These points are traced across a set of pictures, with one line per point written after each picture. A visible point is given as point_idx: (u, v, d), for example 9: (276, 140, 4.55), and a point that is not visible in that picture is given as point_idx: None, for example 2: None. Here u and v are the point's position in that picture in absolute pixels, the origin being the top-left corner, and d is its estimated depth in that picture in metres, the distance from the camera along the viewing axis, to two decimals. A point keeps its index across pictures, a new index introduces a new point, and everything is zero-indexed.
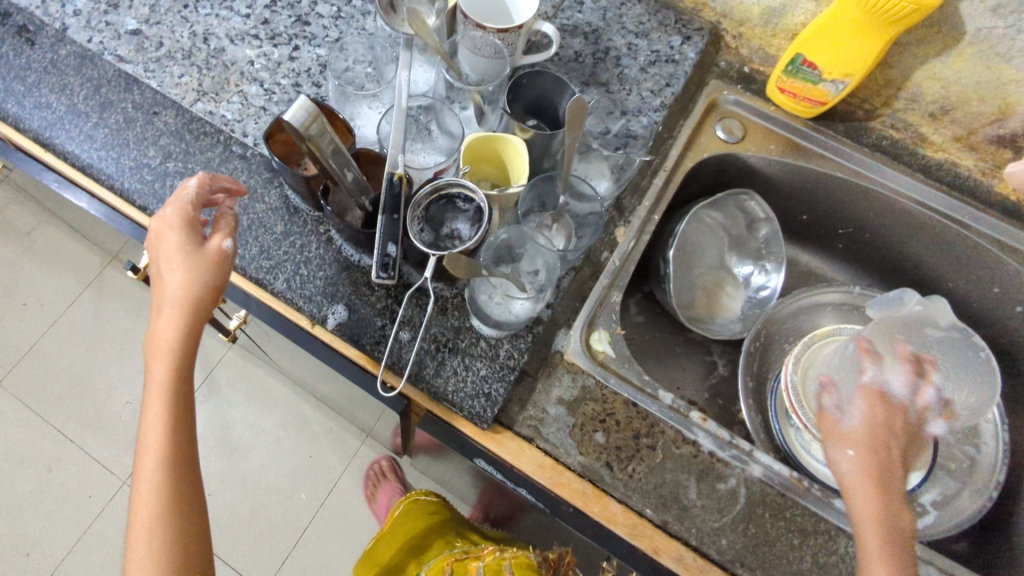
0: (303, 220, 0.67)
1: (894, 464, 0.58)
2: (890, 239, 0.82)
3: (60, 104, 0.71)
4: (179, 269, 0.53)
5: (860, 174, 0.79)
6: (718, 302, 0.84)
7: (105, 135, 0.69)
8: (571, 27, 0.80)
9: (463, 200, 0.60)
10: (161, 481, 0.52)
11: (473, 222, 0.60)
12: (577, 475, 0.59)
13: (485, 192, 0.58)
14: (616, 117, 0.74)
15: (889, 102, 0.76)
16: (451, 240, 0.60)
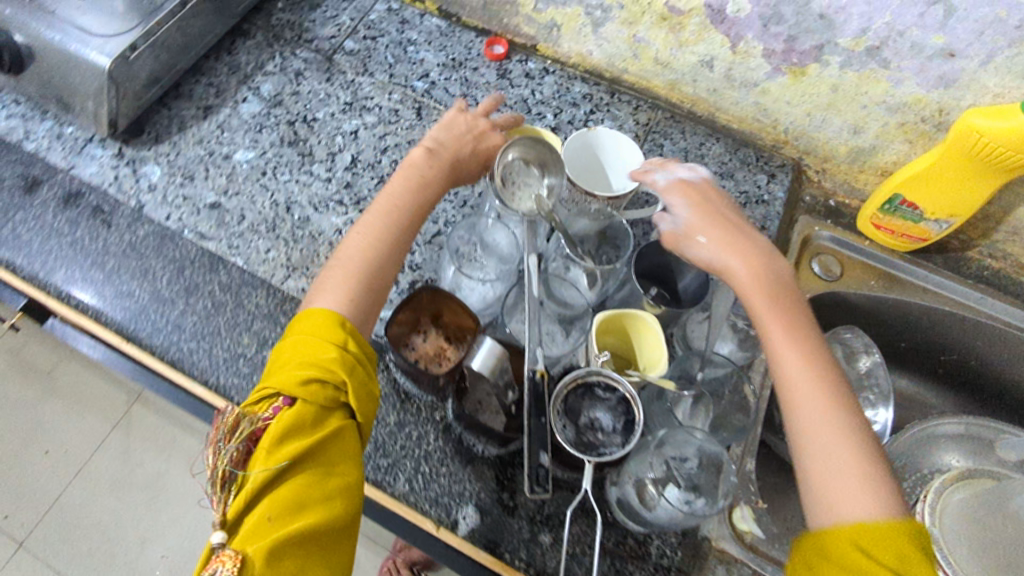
0: (416, 407, 0.63)
1: (821, 356, 0.51)
2: (998, 368, 0.80)
3: (143, 292, 0.66)
4: (445, 126, 0.66)
5: (968, 306, 0.78)
6: None
7: (195, 323, 0.65)
8: None
9: (602, 387, 0.56)
10: (374, 249, 0.57)
11: (614, 411, 0.56)
12: None
13: (631, 383, 0.55)
14: None
15: (987, 234, 0.77)
16: (593, 432, 0.55)
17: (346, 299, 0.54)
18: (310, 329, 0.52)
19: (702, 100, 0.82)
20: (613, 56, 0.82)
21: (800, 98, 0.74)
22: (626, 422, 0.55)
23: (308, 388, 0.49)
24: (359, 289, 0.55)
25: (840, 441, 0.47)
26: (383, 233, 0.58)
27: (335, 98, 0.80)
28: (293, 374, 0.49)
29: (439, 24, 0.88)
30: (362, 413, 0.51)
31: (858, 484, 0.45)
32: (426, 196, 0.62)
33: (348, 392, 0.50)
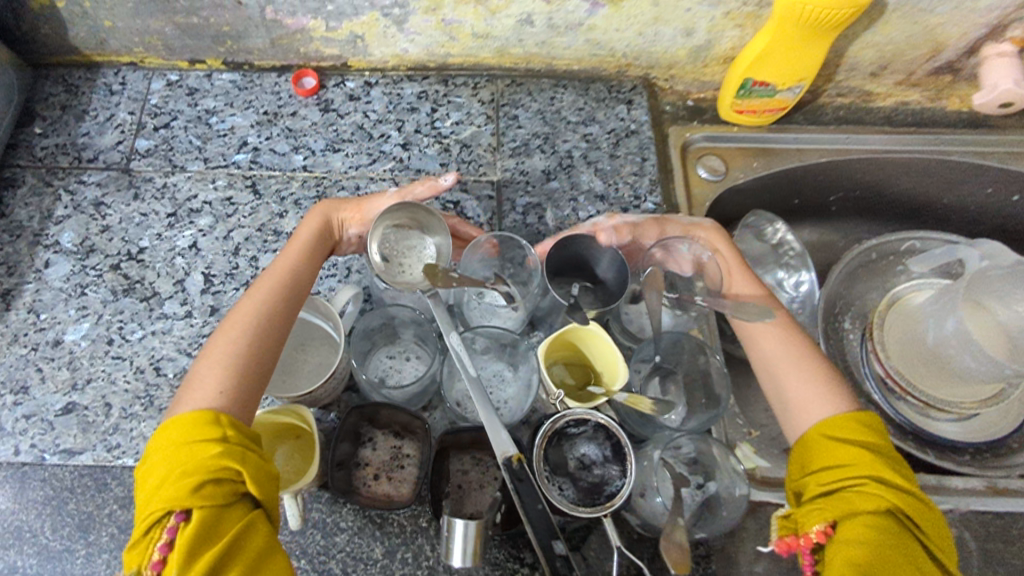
0: (398, 524, 0.58)
1: (733, 270, 0.63)
2: (876, 185, 0.84)
3: (27, 558, 0.54)
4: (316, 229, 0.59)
5: (834, 149, 0.81)
6: None
7: (109, 564, 0.54)
8: (522, 146, 0.77)
9: (573, 426, 0.54)
10: (259, 323, 0.50)
11: (598, 442, 0.54)
12: None
13: (604, 413, 0.52)
14: (620, 217, 0.72)
15: (830, 78, 0.80)
16: (588, 470, 0.54)
17: (226, 389, 0.46)
18: (181, 427, 0.43)
19: (536, 56, 0.78)
20: (430, 46, 0.77)
21: (627, 22, 0.72)
22: (616, 445, 0.53)
23: (200, 493, 0.40)
24: (234, 346, 0.48)
25: (791, 346, 0.57)
26: (248, 329, 0.49)
27: (154, 215, 0.70)
28: (178, 485, 0.40)
29: (233, 77, 0.80)
30: (264, 492, 0.42)
31: (799, 368, 0.56)
32: (311, 266, 0.56)
33: (247, 482, 0.41)
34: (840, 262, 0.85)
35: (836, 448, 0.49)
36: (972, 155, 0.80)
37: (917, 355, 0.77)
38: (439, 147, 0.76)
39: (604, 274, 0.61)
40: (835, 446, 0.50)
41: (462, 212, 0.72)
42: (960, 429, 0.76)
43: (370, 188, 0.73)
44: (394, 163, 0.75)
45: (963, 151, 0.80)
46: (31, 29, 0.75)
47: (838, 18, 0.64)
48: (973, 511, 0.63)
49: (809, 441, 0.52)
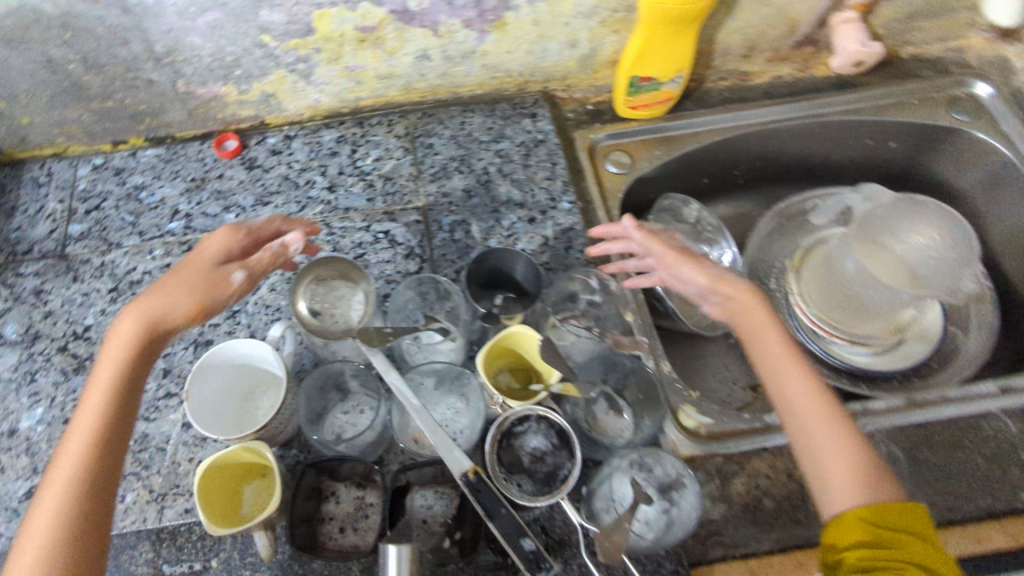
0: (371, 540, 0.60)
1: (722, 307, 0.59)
2: (773, 154, 0.90)
3: None
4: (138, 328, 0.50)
5: (725, 128, 0.86)
6: None
7: None
8: (441, 170, 0.82)
9: (517, 423, 0.58)
10: (75, 496, 0.45)
11: (545, 433, 0.58)
12: (780, 549, 0.62)
13: (541, 404, 0.57)
14: (539, 219, 0.77)
15: (708, 65, 0.83)
16: (541, 461, 0.57)
17: None
18: None
19: (440, 86, 0.83)
20: (340, 93, 0.82)
21: (514, 45, 0.77)
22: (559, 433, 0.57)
23: None
24: (55, 526, 0.44)
25: (822, 417, 0.52)
26: (71, 501, 0.45)
27: (96, 293, 0.72)
28: None
29: (156, 151, 0.83)
30: None
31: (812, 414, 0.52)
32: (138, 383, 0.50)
33: None
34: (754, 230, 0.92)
35: (889, 535, 0.46)
36: (849, 113, 0.84)
37: (833, 300, 0.83)
38: (363, 185, 0.81)
39: (523, 281, 0.67)
40: (887, 533, 0.46)
41: (393, 239, 0.77)
42: (886, 359, 0.82)
43: None
44: (323, 207, 0.79)
45: (840, 111, 0.84)
46: None
47: (693, 11, 0.69)
48: (901, 425, 0.65)
49: (858, 521, 0.47)
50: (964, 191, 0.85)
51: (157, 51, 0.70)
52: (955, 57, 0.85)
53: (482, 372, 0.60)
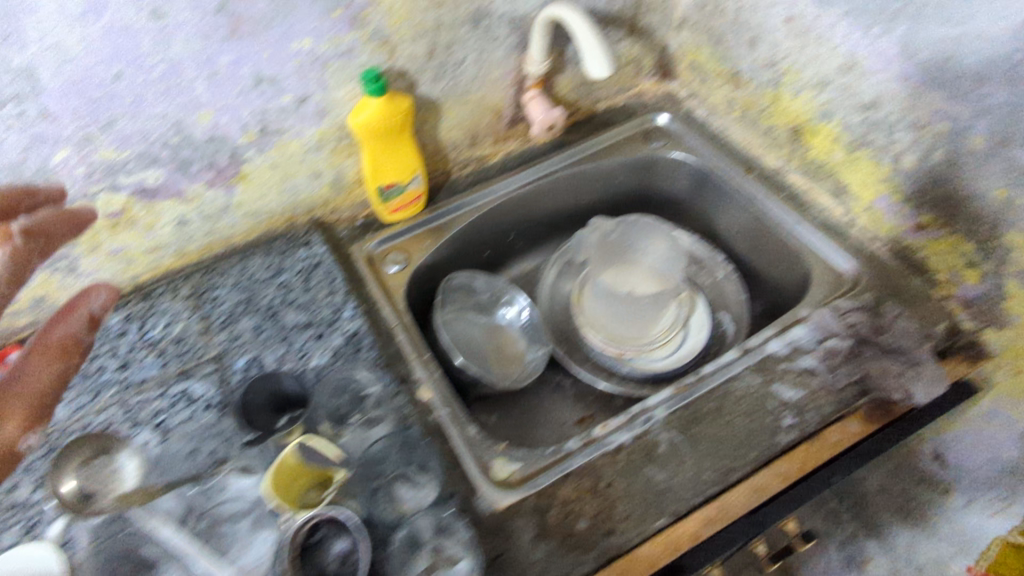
0: None
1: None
2: (532, 214, 1.01)
3: None
4: None
5: (480, 204, 0.97)
6: (510, 349, 0.95)
7: None
8: (228, 316, 0.86)
9: (312, 533, 0.62)
10: None
11: (340, 532, 0.61)
12: (608, 568, 0.61)
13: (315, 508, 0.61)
14: (327, 333, 0.82)
15: (447, 159, 0.95)
16: (343, 561, 0.60)
17: None
18: None
19: (212, 241, 0.90)
20: (112, 276, 0.86)
21: (262, 190, 0.87)
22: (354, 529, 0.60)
23: None
24: None
25: None
26: None
27: None
28: None
29: None
30: None
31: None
32: None
33: None
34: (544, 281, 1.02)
35: None
36: (574, 163, 0.98)
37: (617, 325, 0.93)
38: (155, 354, 0.82)
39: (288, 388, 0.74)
40: None
41: (190, 395, 0.78)
42: (671, 358, 0.92)
43: (95, 420, 0.76)
44: (114, 388, 0.79)
45: (565, 165, 0.98)
46: None
47: (400, 119, 0.81)
48: (678, 409, 0.70)
49: None
50: (687, 197, 1.00)
51: None
52: (638, 99, 1.03)
53: (267, 495, 0.62)
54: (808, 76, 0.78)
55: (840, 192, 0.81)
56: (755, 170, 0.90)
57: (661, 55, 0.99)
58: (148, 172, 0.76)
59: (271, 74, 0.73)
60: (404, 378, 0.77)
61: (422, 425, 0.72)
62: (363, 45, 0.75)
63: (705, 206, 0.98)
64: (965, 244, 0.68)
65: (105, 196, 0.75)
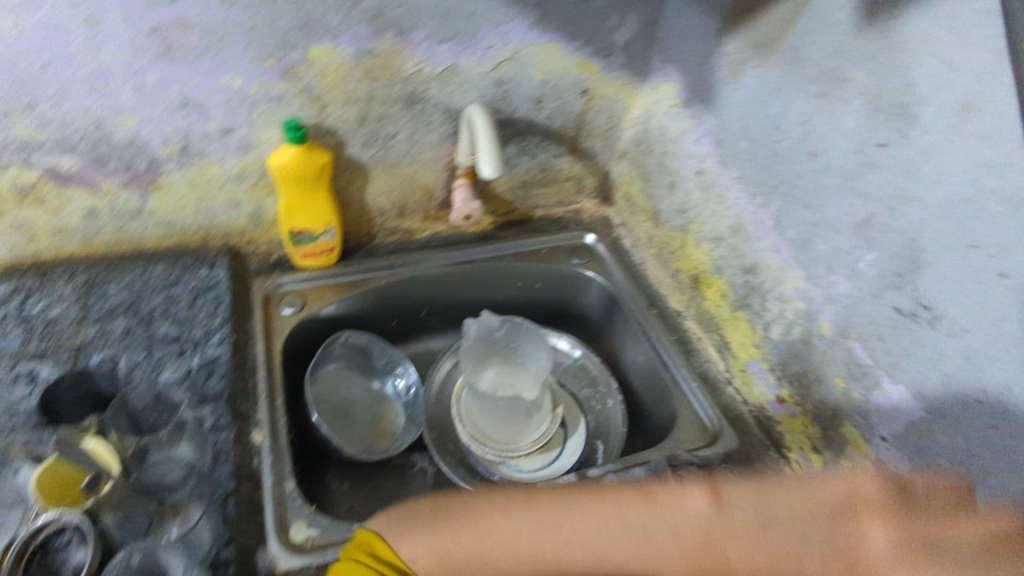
0: None
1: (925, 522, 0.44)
2: (446, 296, 1.02)
3: None
4: None
5: (393, 271, 0.98)
6: (388, 422, 0.94)
7: None
8: (107, 313, 0.87)
9: (59, 538, 0.63)
10: None
11: (85, 542, 0.63)
12: None
13: (70, 509, 0.63)
14: (187, 352, 0.83)
15: (372, 223, 0.99)
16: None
17: None
18: None
19: (121, 242, 0.94)
20: (13, 248, 0.90)
21: (178, 204, 0.91)
22: (142, 550, 0.63)
23: None
24: None
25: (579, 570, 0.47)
26: None
27: None
28: None
29: None
30: None
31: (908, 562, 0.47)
32: None
33: None
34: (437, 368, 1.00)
35: None
36: (497, 260, 0.99)
37: (490, 418, 0.86)
38: (20, 331, 0.84)
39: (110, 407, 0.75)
40: None
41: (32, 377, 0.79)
42: (550, 469, 0.86)
43: None
44: None
45: (486, 255, 0.99)
46: None
47: (308, 172, 0.85)
48: None
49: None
50: (603, 320, 0.98)
51: None
52: (577, 215, 1.06)
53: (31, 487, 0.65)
54: (707, 230, 0.79)
55: (723, 350, 0.79)
56: (655, 306, 0.89)
57: (603, 181, 1.02)
58: (62, 159, 0.81)
59: (196, 100, 0.80)
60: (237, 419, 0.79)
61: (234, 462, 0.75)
62: (291, 95, 0.81)
63: (616, 335, 0.95)
64: (811, 427, 0.66)
65: (14, 171, 0.81)
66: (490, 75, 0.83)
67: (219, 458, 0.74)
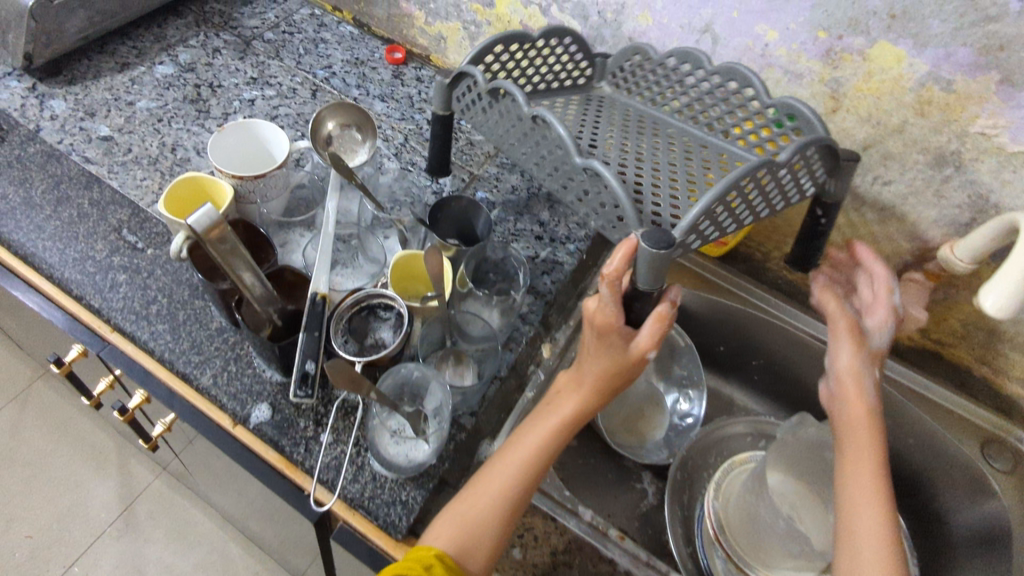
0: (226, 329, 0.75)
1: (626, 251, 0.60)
2: (794, 368, 0.88)
3: (44, 198, 0.83)
4: None
5: (762, 307, 0.87)
6: (649, 429, 0.83)
7: (82, 225, 0.81)
8: (509, 164, 0.94)
9: (383, 309, 0.70)
10: None
11: (394, 328, 0.69)
12: None
13: (403, 300, 0.68)
14: (544, 242, 0.86)
15: (777, 245, 0.88)
16: (376, 347, 0.68)
17: None
18: None
19: None
20: None
21: None
22: (422, 371, 0.67)
23: None
24: None
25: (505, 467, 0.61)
26: None
27: (243, 73, 1.01)
28: None
29: (352, 30, 1.11)
30: None
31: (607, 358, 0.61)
32: None
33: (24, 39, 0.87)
34: (721, 423, 0.88)
35: None
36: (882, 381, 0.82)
37: (747, 518, 0.74)
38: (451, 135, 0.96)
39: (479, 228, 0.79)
40: None
41: (437, 178, 0.91)
42: None
43: (386, 130, 0.95)
44: (413, 128, 0.96)
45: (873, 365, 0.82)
46: None
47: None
48: None
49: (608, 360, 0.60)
50: (955, 540, 0.75)
51: None
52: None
53: (394, 262, 0.72)
54: None
55: None
56: None
57: None
58: (570, 21, 0.87)
59: (718, 32, 0.75)
60: (542, 324, 0.80)
61: (520, 358, 0.77)
62: (814, 80, 0.72)
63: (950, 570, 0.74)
64: None
65: (535, 10, 0.89)
66: None
67: (509, 343, 0.76)
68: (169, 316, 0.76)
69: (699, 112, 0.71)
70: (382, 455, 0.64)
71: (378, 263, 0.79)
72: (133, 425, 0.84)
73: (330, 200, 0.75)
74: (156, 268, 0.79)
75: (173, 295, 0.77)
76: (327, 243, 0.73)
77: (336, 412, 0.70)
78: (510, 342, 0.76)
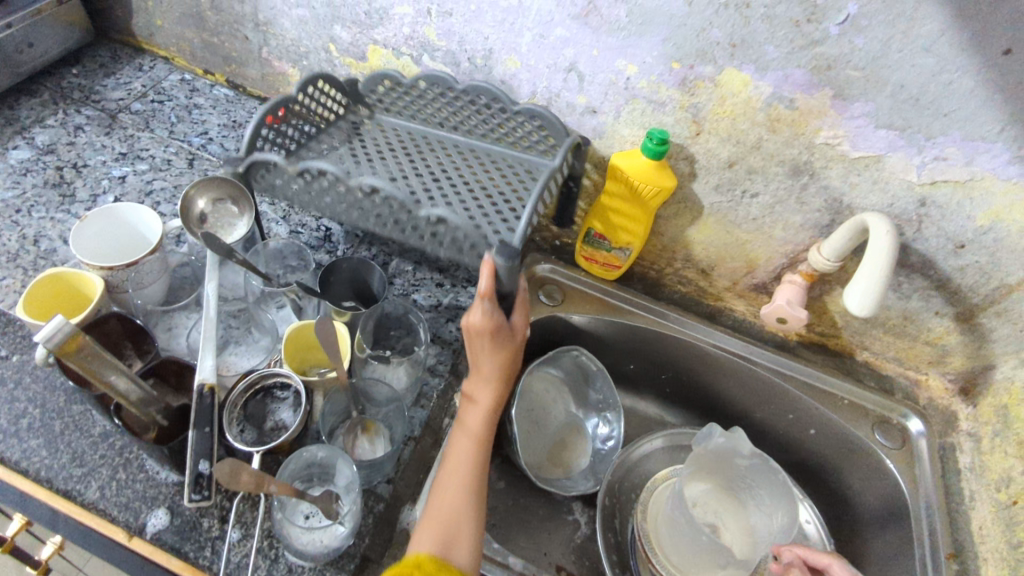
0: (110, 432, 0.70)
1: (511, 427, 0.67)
2: (702, 377, 0.91)
3: None
4: None
5: (663, 322, 0.89)
6: (573, 457, 0.84)
7: None
8: None
9: (279, 389, 0.68)
10: None
11: (293, 407, 0.67)
12: None
13: (299, 376, 0.66)
14: (445, 289, 0.85)
15: (667, 261, 0.92)
16: (276, 430, 0.65)
17: None
18: None
19: None
20: None
21: None
22: (327, 450, 0.64)
23: None
24: None
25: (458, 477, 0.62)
26: None
27: (110, 149, 0.96)
28: None
29: (227, 93, 1.09)
30: None
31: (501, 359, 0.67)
32: None
33: None
34: (643, 440, 0.88)
35: None
36: (780, 377, 0.85)
37: (676, 534, 0.75)
38: None
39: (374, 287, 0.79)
40: None
41: (329, 237, 0.89)
42: None
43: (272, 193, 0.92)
44: None
45: (771, 365, 0.86)
46: (128, 29, 1.10)
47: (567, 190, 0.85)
48: None
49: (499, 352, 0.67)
50: (867, 518, 0.80)
51: (263, 19, 0.95)
52: (911, 387, 0.85)
53: (286, 337, 0.69)
54: None
55: None
56: (956, 560, 0.70)
57: (971, 368, 0.79)
58: (443, 68, 0.87)
59: (582, 70, 0.78)
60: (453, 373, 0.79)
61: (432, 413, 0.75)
62: (676, 107, 0.75)
63: (867, 552, 0.79)
64: None
65: (407, 60, 0.89)
66: (918, 189, 0.69)
67: (419, 400, 0.75)
68: (44, 428, 0.69)
69: (459, 122, 0.87)
70: (293, 544, 0.60)
71: (273, 336, 0.75)
72: (17, 550, 0.76)
73: (210, 280, 0.72)
74: (25, 375, 0.73)
75: (47, 404, 0.71)
76: (212, 326, 0.69)
77: (242, 497, 0.67)
78: (421, 399, 0.75)
